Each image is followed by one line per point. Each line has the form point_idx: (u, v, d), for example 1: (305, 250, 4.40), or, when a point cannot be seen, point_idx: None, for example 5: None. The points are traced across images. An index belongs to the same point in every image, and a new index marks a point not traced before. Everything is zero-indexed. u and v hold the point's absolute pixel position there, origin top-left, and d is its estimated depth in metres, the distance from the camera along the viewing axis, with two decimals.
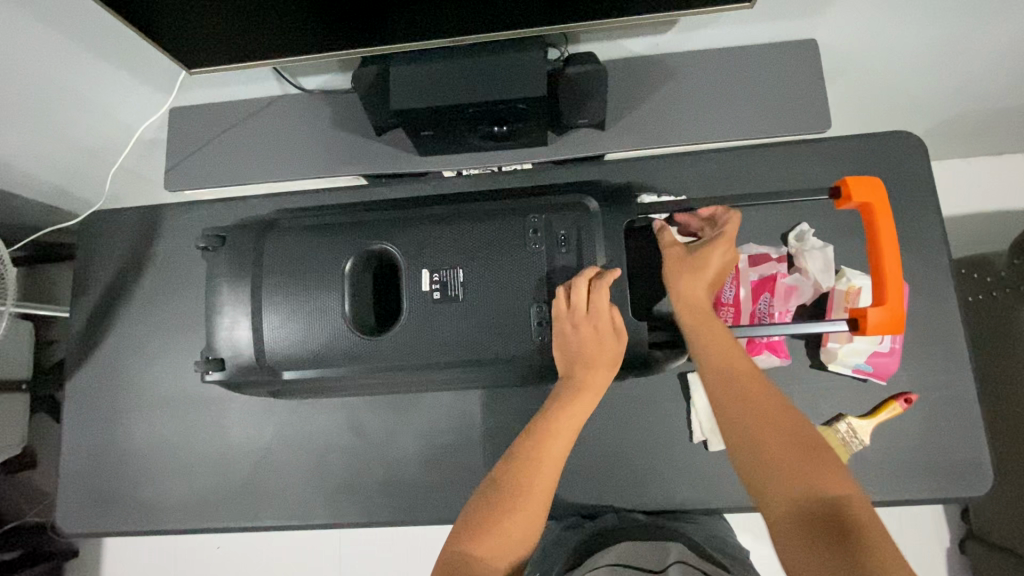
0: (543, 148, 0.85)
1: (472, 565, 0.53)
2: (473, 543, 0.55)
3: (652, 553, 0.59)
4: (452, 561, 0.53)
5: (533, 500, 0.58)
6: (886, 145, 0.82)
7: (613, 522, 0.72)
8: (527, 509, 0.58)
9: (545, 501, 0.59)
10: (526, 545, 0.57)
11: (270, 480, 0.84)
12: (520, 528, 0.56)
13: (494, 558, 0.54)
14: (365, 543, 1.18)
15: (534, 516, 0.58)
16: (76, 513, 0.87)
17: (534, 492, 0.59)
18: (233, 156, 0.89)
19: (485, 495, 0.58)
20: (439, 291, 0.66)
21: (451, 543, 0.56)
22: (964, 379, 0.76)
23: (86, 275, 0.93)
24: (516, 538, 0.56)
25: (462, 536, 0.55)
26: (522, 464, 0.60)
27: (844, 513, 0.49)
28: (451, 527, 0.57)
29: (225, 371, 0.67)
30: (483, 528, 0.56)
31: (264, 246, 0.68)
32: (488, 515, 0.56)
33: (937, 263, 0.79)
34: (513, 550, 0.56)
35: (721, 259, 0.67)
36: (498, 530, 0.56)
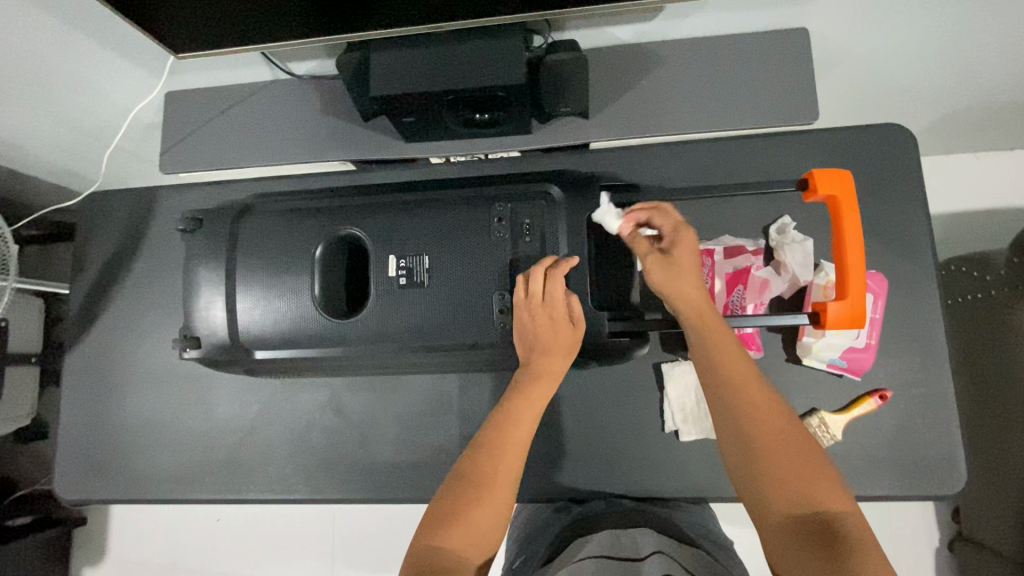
0: (527, 136, 0.85)
1: (439, 555, 0.53)
2: (439, 534, 0.55)
3: (631, 542, 0.60)
4: (419, 552, 0.54)
5: (498, 488, 0.59)
6: (877, 137, 0.80)
7: (586, 510, 0.74)
8: (494, 496, 0.58)
9: (510, 486, 0.60)
10: (493, 536, 0.57)
11: (256, 455, 0.86)
12: (487, 519, 0.57)
13: (462, 549, 0.55)
14: (358, 522, 1.21)
15: (503, 499, 0.59)
16: (71, 481, 0.91)
17: (500, 478, 0.60)
18: (224, 141, 0.91)
19: (452, 487, 0.59)
20: (405, 276, 0.67)
21: (417, 537, 0.56)
22: (943, 376, 0.75)
23: (85, 253, 0.96)
24: (485, 526, 0.57)
25: (433, 529, 0.56)
26: (486, 455, 0.61)
27: (839, 528, 0.49)
28: (420, 520, 0.58)
29: (201, 349, 0.70)
30: (453, 519, 0.56)
31: (239, 230, 0.70)
32: (453, 507, 0.57)
33: (923, 258, 0.77)
34: (481, 541, 0.56)
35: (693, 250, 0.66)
36: (467, 518, 0.56)
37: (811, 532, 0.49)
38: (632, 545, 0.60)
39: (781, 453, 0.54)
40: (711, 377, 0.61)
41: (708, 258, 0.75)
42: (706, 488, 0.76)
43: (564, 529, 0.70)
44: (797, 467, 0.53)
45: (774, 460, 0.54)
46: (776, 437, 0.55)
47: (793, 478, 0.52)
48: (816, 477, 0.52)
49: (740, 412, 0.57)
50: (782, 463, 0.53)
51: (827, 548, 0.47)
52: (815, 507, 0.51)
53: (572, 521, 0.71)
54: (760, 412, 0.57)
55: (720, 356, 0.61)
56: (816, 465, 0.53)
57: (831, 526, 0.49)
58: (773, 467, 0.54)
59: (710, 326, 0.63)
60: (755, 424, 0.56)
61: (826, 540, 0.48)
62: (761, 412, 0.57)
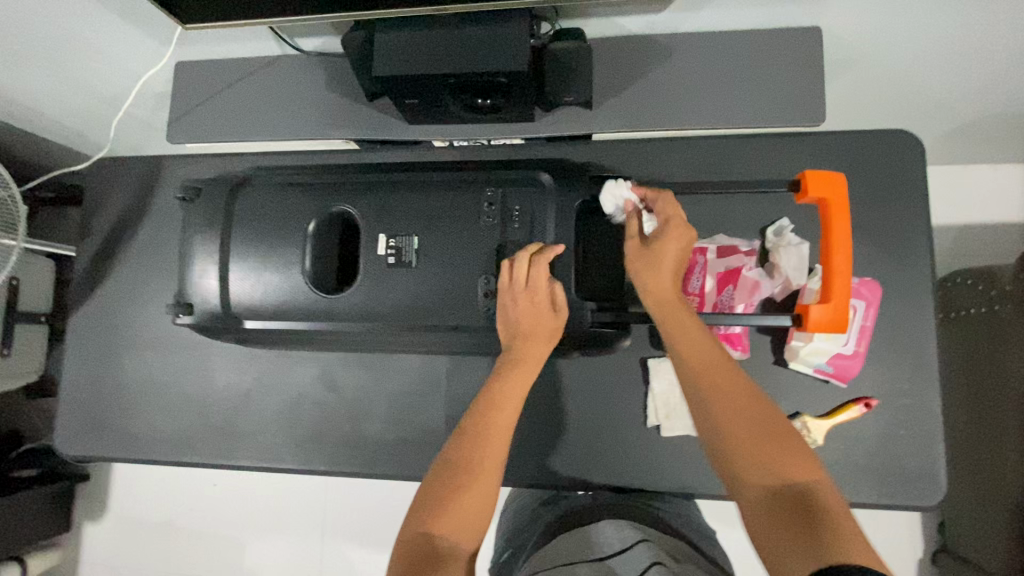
0: (530, 123, 0.84)
1: (434, 543, 0.53)
2: (430, 522, 0.55)
3: (614, 534, 0.61)
4: (413, 541, 0.54)
5: (484, 472, 0.59)
6: (884, 143, 0.79)
7: (571, 504, 0.74)
8: (483, 479, 0.59)
9: (497, 470, 0.60)
10: (485, 520, 0.57)
11: (249, 423, 0.88)
12: (476, 502, 0.57)
13: (455, 536, 0.55)
14: (350, 495, 1.24)
15: (490, 483, 0.59)
16: (70, 438, 0.94)
17: (486, 461, 0.60)
18: (232, 114, 0.91)
19: (440, 473, 0.59)
20: (394, 256, 0.68)
21: (408, 526, 0.55)
22: (930, 388, 0.75)
23: (93, 217, 0.98)
24: (475, 510, 0.57)
25: (425, 517, 0.55)
26: (471, 439, 0.61)
27: (812, 497, 0.51)
28: (410, 510, 0.57)
29: (194, 316, 0.71)
30: (445, 505, 0.56)
31: (236, 201, 0.71)
32: (443, 493, 0.57)
33: (920, 269, 0.77)
34: (472, 527, 0.56)
35: (676, 246, 0.66)
36: (456, 504, 0.56)
37: (785, 502, 0.51)
38: (609, 538, 0.60)
39: (757, 440, 0.56)
40: (684, 372, 0.62)
41: (700, 256, 0.75)
42: (683, 483, 0.77)
43: (549, 528, 0.70)
44: (766, 444, 0.55)
45: (752, 449, 0.56)
46: (744, 413, 0.58)
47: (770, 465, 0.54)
48: (791, 459, 0.54)
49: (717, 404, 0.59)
50: (759, 451, 0.55)
51: (802, 516, 0.49)
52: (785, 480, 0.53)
53: (555, 519, 0.71)
54: (735, 404, 0.58)
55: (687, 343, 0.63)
56: (789, 448, 0.55)
57: (803, 496, 0.51)
58: (751, 456, 0.55)
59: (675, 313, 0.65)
60: (730, 414, 0.58)
61: (804, 513, 0.50)
62: (734, 403, 0.58)
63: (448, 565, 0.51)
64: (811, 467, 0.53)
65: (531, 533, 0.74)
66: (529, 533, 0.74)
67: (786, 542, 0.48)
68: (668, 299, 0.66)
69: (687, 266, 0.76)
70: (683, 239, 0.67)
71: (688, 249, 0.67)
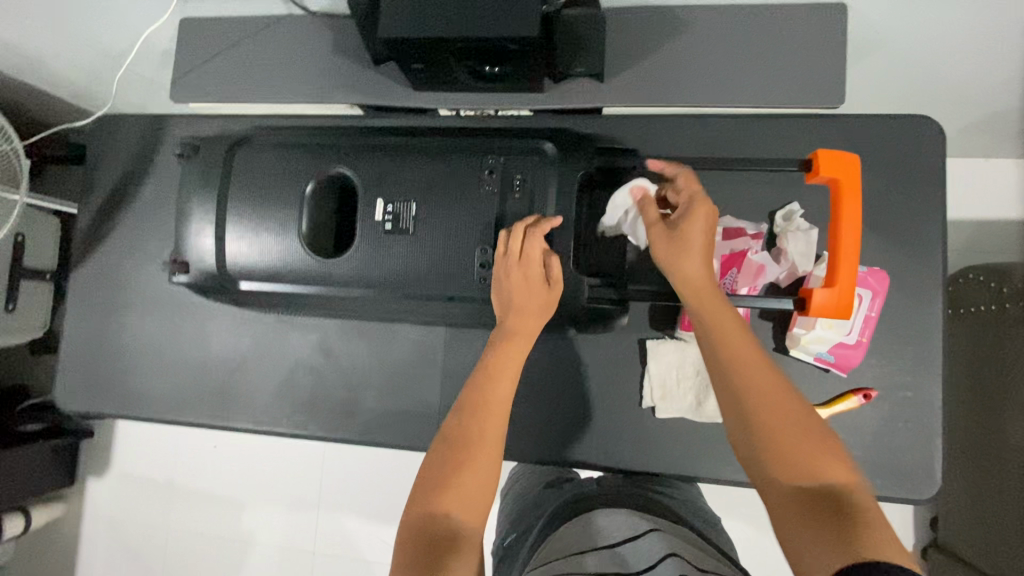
0: (539, 95, 0.82)
1: (440, 523, 0.52)
2: (434, 501, 0.53)
3: (624, 522, 0.59)
4: (419, 524, 0.52)
5: (485, 446, 0.58)
6: (903, 129, 0.76)
7: (578, 490, 0.73)
8: (484, 454, 0.57)
9: (497, 444, 0.59)
10: (489, 497, 0.56)
11: (245, 387, 0.89)
12: (479, 479, 0.56)
13: (459, 514, 0.53)
14: (345, 462, 1.26)
15: (491, 456, 0.57)
16: (70, 393, 0.94)
17: (487, 435, 0.58)
18: (236, 72, 0.89)
19: (442, 450, 0.57)
20: (391, 222, 0.67)
21: (411, 509, 0.54)
22: (932, 382, 0.73)
23: (95, 174, 0.97)
24: (477, 487, 0.55)
25: (428, 497, 0.54)
26: (472, 414, 0.60)
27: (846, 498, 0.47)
28: (413, 490, 0.56)
29: (190, 275, 0.71)
30: (447, 484, 0.55)
31: (233, 160, 0.70)
32: (445, 471, 0.56)
33: (930, 261, 0.75)
34: (478, 505, 0.55)
35: (703, 224, 0.63)
36: (460, 482, 0.55)
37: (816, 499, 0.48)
38: (615, 526, 0.58)
39: (789, 432, 0.52)
40: (716, 358, 0.57)
41: None
42: (675, 465, 0.76)
43: (550, 517, 0.68)
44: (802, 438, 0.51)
45: (783, 442, 0.51)
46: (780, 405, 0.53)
47: (801, 459, 0.50)
48: (824, 457, 0.50)
49: (748, 392, 0.54)
50: (789, 444, 0.51)
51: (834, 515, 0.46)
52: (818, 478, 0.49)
53: (557, 508, 0.69)
54: (769, 393, 0.54)
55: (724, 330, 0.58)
56: (824, 446, 0.51)
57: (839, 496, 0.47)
58: (783, 450, 0.51)
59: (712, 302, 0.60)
60: (763, 404, 0.53)
61: (839, 514, 0.46)
62: (768, 392, 0.54)
63: (456, 547, 0.50)
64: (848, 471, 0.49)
65: (536, 518, 0.74)
66: (532, 517, 0.74)
67: (816, 536, 0.45)
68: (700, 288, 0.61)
69: None
70: (708, 216, 0.63)
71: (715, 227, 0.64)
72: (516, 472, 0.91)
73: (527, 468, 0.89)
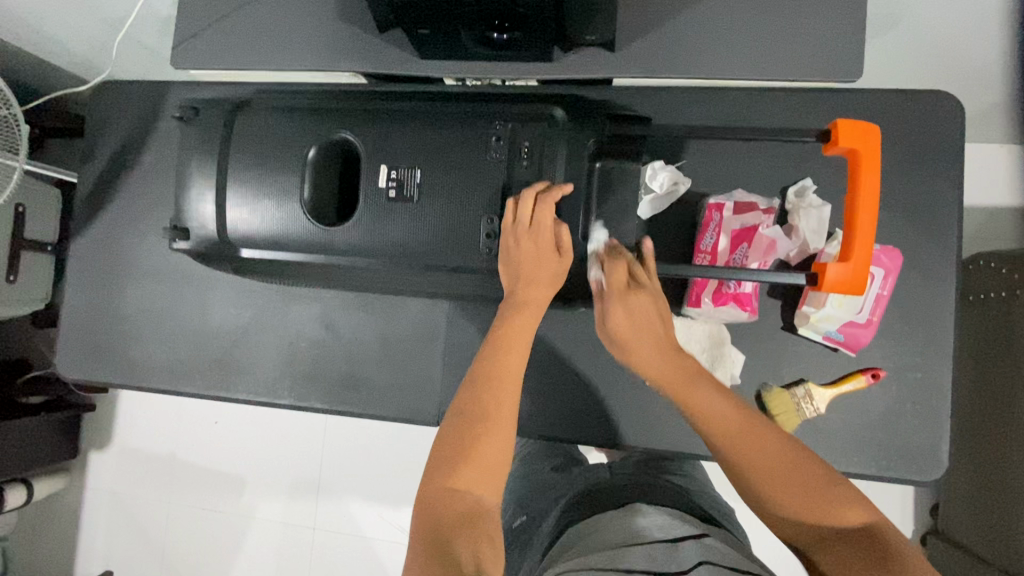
0: (547, 64, 0.78)
1: (457, 498, 0.53)
2: (451, 474, 0.54)
3: (659, 522, 0.58)
4: (437, 497, 0.53)
5: (500, 418, 0.58)
6: (922, 105, 0.74)
7: (599, 479, 0.73)
8: (500, 428, 0.57)
9: (512, 416, 0.59)
10: (503, 469, 0.57)
11: (246, 359, 0.88)
12: (494, 452, 0.56)
13: (474, 487, 0.54)
14: (346, 438, 1.26)
15: (506, 428, 0.58)
16: (71, 362, 0.94)
17: (501, 408, 0.58)
18: (235, 40, 0.85)
19: (456, 423, 0.58)
20: (395, 189, 0.66)
21: (427, 481, 0.55)
22: (941, 363, 0.72)
23: (95, 142, 0.96)
24: (494, 461, 0.56)
25: (444, 470, 0.55)
26: (486, 387, 0.59)
27: (871, 536, 0.50)
28: (428, 461, 0.56)
29: (190, 242, 0.71)
30: (462, 456, 0.55)
31: (234, 124, 0.70)
32: (460, 445, 0.56)
33: (945, 240, 0.73)
34: (493, 477, 0.56)
35: (627, 319, 0.63)
36: (475, 454, 0.56)
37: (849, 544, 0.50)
38: (636, 529, 0.57)
39: (801, 496, 0.53)
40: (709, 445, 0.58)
41: (716, 213, 0.71)
42: (680, 442, 0.76)
43: (564, 511, 0.67)
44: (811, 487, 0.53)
45: (798, 509, 0.53)
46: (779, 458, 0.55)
47: (819, 516, 0.52)
48: (836, 509, 0.52)
49: (752, 470, 0.55)
50: (805, 510, 0.53)
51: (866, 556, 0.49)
52: (838, 525, 0.52)
53: (570, 501, 0.69)
54: (769, 463, 0.55)
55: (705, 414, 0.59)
56: (835, 493, 0.53)
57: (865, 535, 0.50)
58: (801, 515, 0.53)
59: (686, 382, 0.61)
60: (767, 479, 0.54)
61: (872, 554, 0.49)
62: (765, 463, 0.55)
63: (476, 522, 0.52)
64: (860, 506, 0.52)
65: (549, 501, 0.75)
66: (545, 502, 0.74)
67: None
68: (665, 372, 0.62)
69: (701, 223, 0.73)
70: (636, 309, 0.63)
71: (646, 314, 0.63)
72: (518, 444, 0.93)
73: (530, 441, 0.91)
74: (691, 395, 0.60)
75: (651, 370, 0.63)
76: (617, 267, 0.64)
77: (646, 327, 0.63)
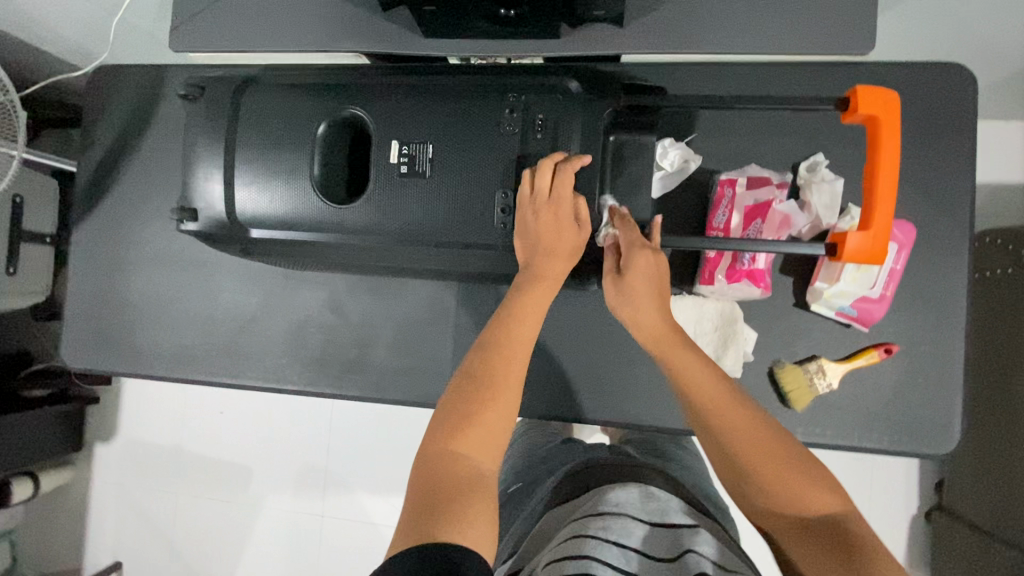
0: (554, 41, 0.74)
1: (456, 463, 0.53)
2: (454, 440, 0.54)
3: (655, 502, 0.58)
4: (437, 460, 0.53)
5: (505, 389, 0.58)
6: (935, 77, 0.73)
7: (596, 454, 0.73)
8: (505, 398, 0.57)
9: (518, 390, 0.59)
10: (505, 436, 0.57)
11: (253, 344, 0.88)
12: (499, 419, 0.56)
13: (474, 454, 0.54)
14: (351, 425, 1.26)
15: (512, 402, 0.57)
16: (76, 351, 0.93)
17: (509, 378, 0.58)
18: (230, 21, 0.81)
19: (464, 388, 0.57)
20: (407, 165, 0.65)
21: (429, 444, 0.55)
22: (954, 337, 0.72)
23: (94, 128, 0.94)
24: (496, 429, 0.56)
25: (445, 434, 0.55)
26: (492, 357, 0.59)
27: (839, 523, 0.51)
28: (430, 423, 0.56)
29: (199, 223, 0.70)
30: (465, 422, 0.55)
31: (242, 102, 0.69)
32: (466, 410, 0.56)
33: (958, 214, 0.73)
34: (494, 445, 0.56)
35: (644, 277, 0.64)
36: (480, 421, 0.55)
37: (815, 529, 0.51)
38: (629, 503, 0.57)
39: (775, 475, 0.54)
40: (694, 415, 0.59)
41: (728, 189, 0.71)
42: None
43: (557, 482, 0.68)
44: (787, 470, 0.54)
45: (771, 488, 0.54)
46: (758, 434, 0.56)
47: (790, 496, 0.53)
48: (810, 491, 0.53)
49: (733, 444, 0.56)
50: (777, 490, 0.53)
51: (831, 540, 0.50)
52: (808, 509, 0.52)
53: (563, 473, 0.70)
54: (752, 439, 0.55)
55: (694, 381, 0.59)
56: (811, 477, 0.53)
57: (832, 522, 0.51)
58: (772, 494, 0.54)
59: (676, 351, 0.61)
60: (747, 456, 0.55)
61: (837, 541, 0.49)
62: (749, 440, 0.55)
63: (474, 487, 0.52)
64: (834, 495, 0.53)
65: (543, 472, 0.78)
66: (540, 472, 0.78)
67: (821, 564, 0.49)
68: (664, 334, 0.63)
69: (714, 199, 0.72)
70: (650, 267, 0.64)
71: (658, 272, 0.64)
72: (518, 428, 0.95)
73: (533, 426, 0.92)
74: (680, 361, 0.60)
75: (648, 331, 0.64)
76: (631, 232, 0.64)
77: (662, 286, 0.64)
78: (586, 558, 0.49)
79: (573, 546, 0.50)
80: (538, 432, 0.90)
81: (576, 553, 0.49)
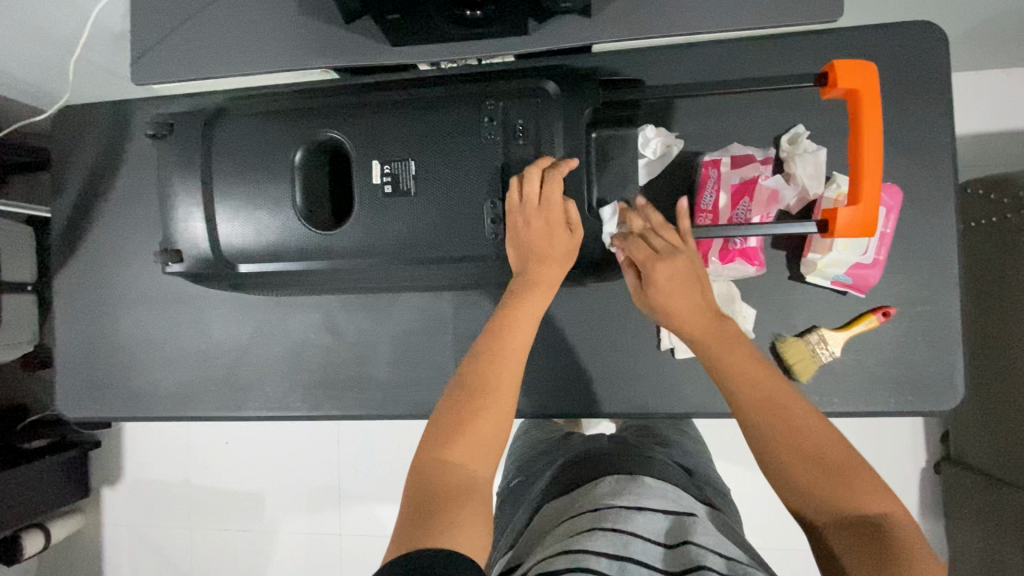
0: (524, 38, 0.73)
1: (448, 472, 0.53)
2: (448, 449, 0.54)
3: (648, 493, 0.58)
4: (429, 470, 0.53)
5: (500, 395, 0.57)
6: (905, 40, 0.73)
7: (593, 446, 0.73)
8: (498, 405, 0.57)
9: (512, 396, 0.58)
10: (503, 443, 0.57)
11: (252, 374, 0.86)
12: (494, 426, 0.56)
13: (471, 464, 0.54)
14: (358, 442, 1.25)
15: (506, 412, 0.57)
16: (69, 401, 0.91)
17: (504, 388, 0.58)
18: (189, 51, 0.78)
19: (455, 399, 0.57)
20: (391, 184, 0.65)
21: (421, 456, 0.54)
22: (948, 292, 0.73)
23: (63, 173, 0.92)
24: (490, 437, 0.55)
25: (437, 441, 0.55)
26: (486, 361, 0.59)
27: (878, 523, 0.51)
28: (424, 432, 0.56)
29: (184, 263, 0.69)
30: (459, 431, 0.55)
31: (214, 134, 0.68)
32: (457, 419, 0.55)
33: (940, 172, 0.73)
34: (490, 453, 0.55)
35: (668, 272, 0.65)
36: (473, 432, 0.55)
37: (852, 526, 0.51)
38: (621, 494, 0.58)
39: (821, 469, 0.54)
40: (739, 404, 0.60)
41: (713, 169, 0.70)
42: (700, 403, 0.75)
43: (554, 476, 0.69)
44: (831, 472, 0.54)
45: (810, 479, 0.54)
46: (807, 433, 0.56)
47: (831, 493, 0.53)
48: (856, 491, 0.53)
49: (777, 435, 0.57)
50: (817, 481, 0.54)
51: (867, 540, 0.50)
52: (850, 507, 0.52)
53: (560, 467, 0.70)
54: (791, 432, 0.57)
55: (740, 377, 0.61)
56: (854, 476, 0.53)
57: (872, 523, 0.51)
58: (812, 487, 0.54)
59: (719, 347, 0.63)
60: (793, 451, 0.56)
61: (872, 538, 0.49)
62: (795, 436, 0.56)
63: (471, 494, 0.52)
64: (881, 496, 0.52)
65: (542, 467, 0.78)
66: (538, 468, 0.78)
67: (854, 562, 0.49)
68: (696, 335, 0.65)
69: (699, 181, 0.72)
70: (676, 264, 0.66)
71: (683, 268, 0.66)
72: (522, 430, 0.94)
73: (536, 423, 0.92)
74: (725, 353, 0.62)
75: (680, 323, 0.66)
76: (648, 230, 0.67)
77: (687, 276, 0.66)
78: (579, 554, 0.48)
79: (570, 544, 0.49)
80: (539, 430, 0.91)
81: (571, 549, 0.49)
